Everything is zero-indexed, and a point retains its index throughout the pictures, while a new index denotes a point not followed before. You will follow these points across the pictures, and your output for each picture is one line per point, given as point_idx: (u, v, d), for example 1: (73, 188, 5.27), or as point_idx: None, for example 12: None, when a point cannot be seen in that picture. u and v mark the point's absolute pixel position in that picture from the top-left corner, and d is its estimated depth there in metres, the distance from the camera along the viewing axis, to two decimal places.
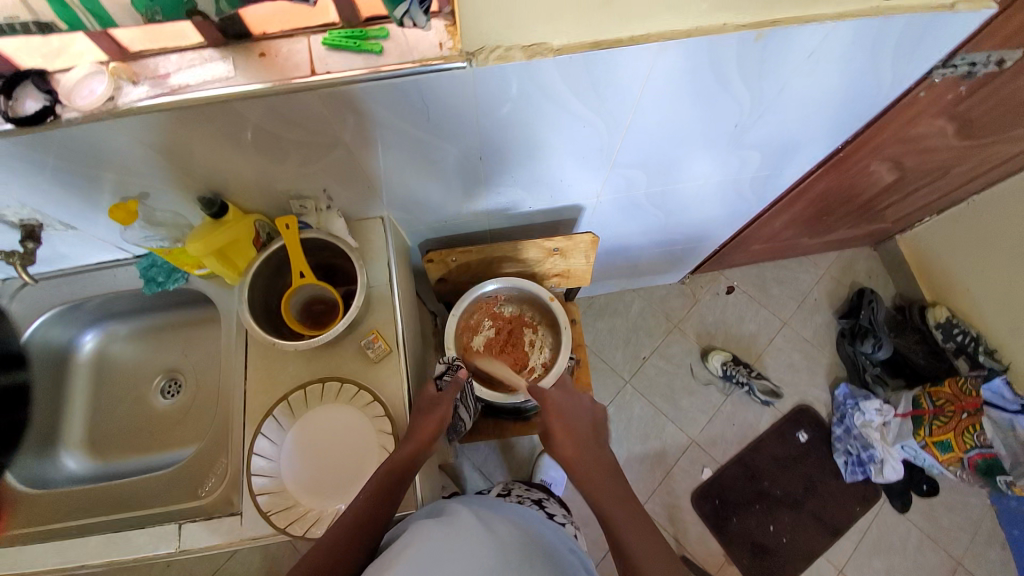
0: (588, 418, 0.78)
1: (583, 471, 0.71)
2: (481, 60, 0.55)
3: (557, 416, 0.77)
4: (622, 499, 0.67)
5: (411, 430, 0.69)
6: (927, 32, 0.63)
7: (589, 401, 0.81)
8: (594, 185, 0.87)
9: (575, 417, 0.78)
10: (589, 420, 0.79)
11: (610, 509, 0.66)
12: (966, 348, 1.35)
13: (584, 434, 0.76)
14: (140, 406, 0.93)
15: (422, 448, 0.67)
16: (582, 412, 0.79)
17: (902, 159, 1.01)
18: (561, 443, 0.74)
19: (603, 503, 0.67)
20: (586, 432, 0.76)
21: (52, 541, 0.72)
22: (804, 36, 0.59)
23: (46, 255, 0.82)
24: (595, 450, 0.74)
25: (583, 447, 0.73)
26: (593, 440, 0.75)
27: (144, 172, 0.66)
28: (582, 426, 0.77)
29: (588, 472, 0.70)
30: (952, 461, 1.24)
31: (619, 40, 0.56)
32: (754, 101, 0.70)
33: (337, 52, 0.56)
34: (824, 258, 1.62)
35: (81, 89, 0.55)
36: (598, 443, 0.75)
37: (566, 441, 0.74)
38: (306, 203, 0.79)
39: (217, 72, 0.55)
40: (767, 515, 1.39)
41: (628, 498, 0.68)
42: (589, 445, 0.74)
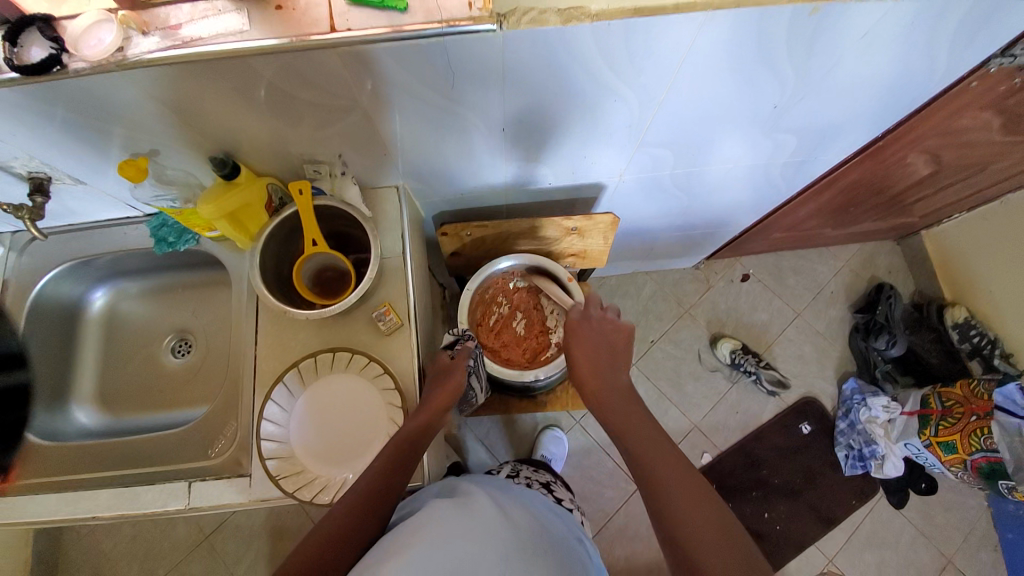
0: (610, 346, 0.76)
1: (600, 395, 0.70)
2: (512, 22, 0.51)
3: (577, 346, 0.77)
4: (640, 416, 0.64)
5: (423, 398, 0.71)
6: (993, 16, 0.58)
7: (618, 327, 0.79)
8: (618, 164, 0.84)
9: (597, 345, 0.76)
10: (612, 347, 0.76)
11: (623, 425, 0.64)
12: (980, 351, 1.33)
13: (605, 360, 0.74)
14: (150, 364, 0.94)
15: (437, 414, 0.69)
16: (602, 341, 0.77)
17: (942, 152, 0.96)
18: (582, 369, 0.74)
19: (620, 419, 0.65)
20: (605, 359, 0.74)
21: (65, 492, 0.73)
22: (861, 14, 0.55)
23: (55, 210, 0.81)
24: (614, 375, 0.72)
25: (604, 370, 0.72)
26: (613, 366, 0.73)
27: (155, 128, 0.64)
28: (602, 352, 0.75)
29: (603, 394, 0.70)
30: (955, 462, 1.24)
31: (663, 8, 0.51)
32: (797, 81, 0.66)
33: (358, 7, 0.52)
34: (845, 250, 1.58)
35: (87, 38, 0.51)
36: (619, 370, 0.73)
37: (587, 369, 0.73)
38: (321, 168, 0.76)
39: (230, 25, 0.52)
40: (763, 502, 1.40)
41: (640, 411, 0.65)
42: (608, 371, 0.72)
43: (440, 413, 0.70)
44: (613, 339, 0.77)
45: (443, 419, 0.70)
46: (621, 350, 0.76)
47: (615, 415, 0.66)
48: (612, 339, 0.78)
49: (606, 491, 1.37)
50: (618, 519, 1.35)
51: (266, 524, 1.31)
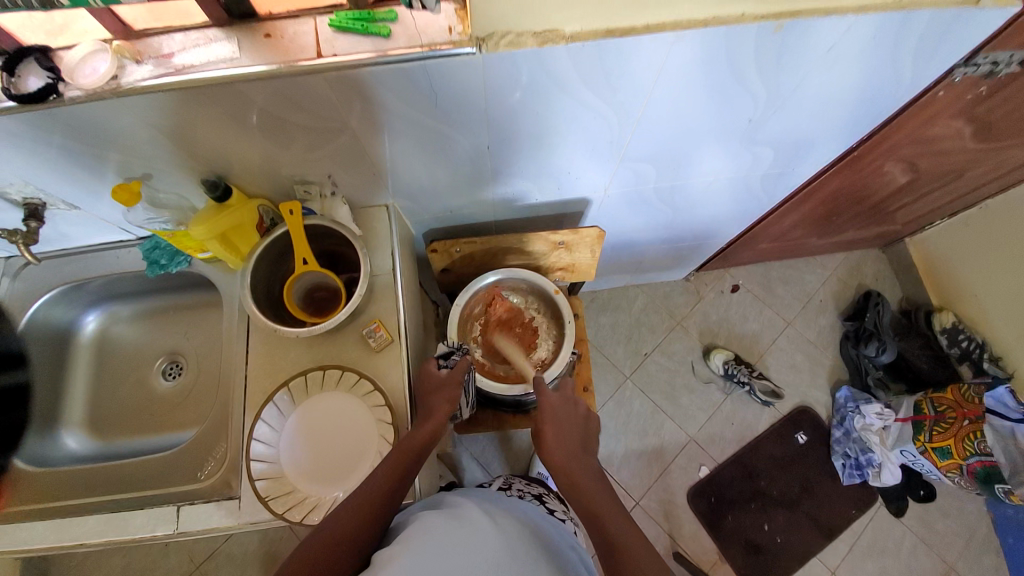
0: (580, 427, 0.76)
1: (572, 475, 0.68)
2: (491, 45, 0.54)
3: (548, 424, 0.74)
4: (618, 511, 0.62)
5: (427, 409, 0.71)
6: (950, 29, 0.61)
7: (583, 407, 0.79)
8: (602, 178, 0.86)
9: (569, 427, 0.75)
10: (581, 433, 0.75)
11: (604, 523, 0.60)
12: (970, 355, 1.35)
13: (573, 441, 0.73)
14: (140, 387, 0.93)
15: (441, 425, 0.69)
16: (574, 419, 0.76)
17: (918, 161, 0.99)
18: (551, 447, 0.71)
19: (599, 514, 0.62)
20: (576, 442, 0.73)
21: (52, 519, 0.72)
22: (823, 29, 0.58)
23: (49, 235, 0.82)
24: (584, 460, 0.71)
25: (573, 457, 0.70)
26: (581, 450, 0.72)
27: (149, 153, 0.66)
28: (573, 435, 0.74)
29: (578, 480, 0.67)
30: (951, 467, 1.24)
31: (634, 28, 0.54)
32: (770, 94, 0.69)
33: (344, 34, 0.55)
34: (832, 259, 1.61)
35: (84, 66, 0.54)
36: (587, 453, 0.72)
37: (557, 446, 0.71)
38: (310, 188, 0.78)
39: (220, 53, 0.54)
40: (763, 514, 1.39)
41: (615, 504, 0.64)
42: (579, 455, 0.71)
43: (443, 423, 0.69)
44: (583, 421, 0.77)
45: (444, 429, 0.69)
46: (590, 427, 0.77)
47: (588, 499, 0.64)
48: (581, 422, 0.77)
49: None
50: None
51: (259, 550, 1.29)
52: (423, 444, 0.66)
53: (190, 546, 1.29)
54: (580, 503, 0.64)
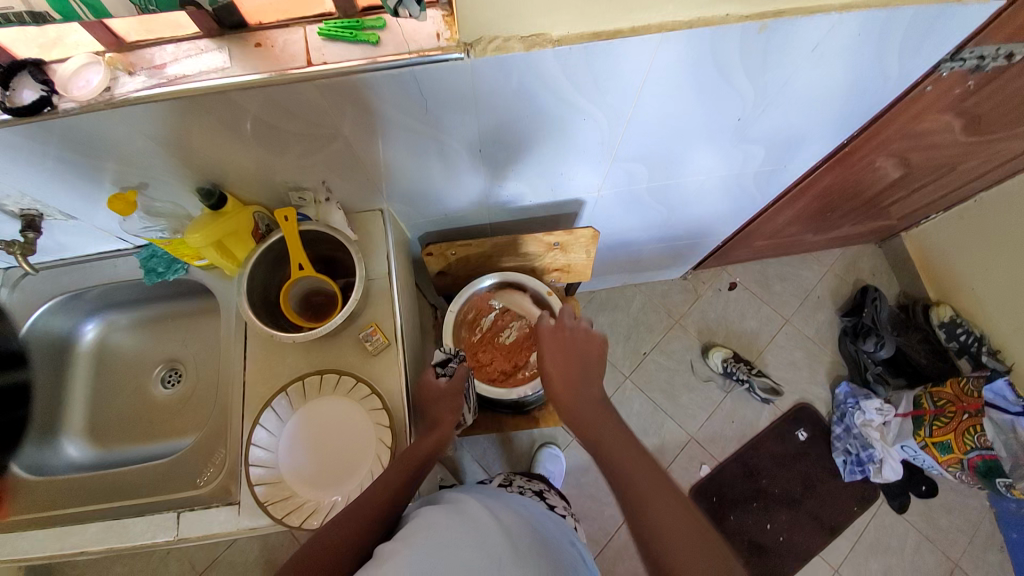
0: (581, 352, 0.75)
1: (573, 407, 0.69)
2: (478, 50, 0.54)
3: (549, 358, 0.74)
4: (621, 435, 0.63)
5: (432, 419, 0.74)
6: (934, 25, 0.61)
7: (586, 336, 0.76)
8: (595, 179, 0.86)
9: (571, 360, 0.74)
10: (584, 353, 0.74)
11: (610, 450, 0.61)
12: (968, 349, 1.35)
13: (574, 369, 0.73)
14: (140, 395, 0.94)
15: (447, 433, 0.72)
16: (573, 347, 0.75)
17: (909, 155, 1.00)
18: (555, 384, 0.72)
19: (602, 439, 0.64)
20: (578, 367, 0.73)
21: (53, 527, 0.73)
22: (808, 28, 0.58)
23: (47, 245, 0.83)
24: (585, 387, 0.71)
25: (576, 385, 0.71)
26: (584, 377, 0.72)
27: (144, 162, 0.66)
28: (574, 361, 0.74)
29: (583, 414, 0.68)
30: (952, 462, 1.23)
31: (619, 32, 0.55)
32: (758, 93, 0.69)
33: (333, 42, 0.55)
34: (829, 255, 1.61)
35: (76, 79, 0.54)
36: (590, 378, 0.72)
37: (560, 378, 0.72)
38: (305, 195, 0.78)
39: (213, 63, 0.55)
40: (765, 511, 1.39)
41: (620, 429, 0.65)
42: (581, 385, 0.71)
43: (449, 432, 0.72)
44: (586, 343, 0.75)
45: (450, 437, 0.72)
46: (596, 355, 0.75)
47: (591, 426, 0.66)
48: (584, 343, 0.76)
49: (606, 508, 1.36)
50: (619, 535, 1.33)
51: (261, 556, 1.29)
52: (429, 452, 0.68)
53: (192, 553, 1.30)
54: (585, 431, 0.66)
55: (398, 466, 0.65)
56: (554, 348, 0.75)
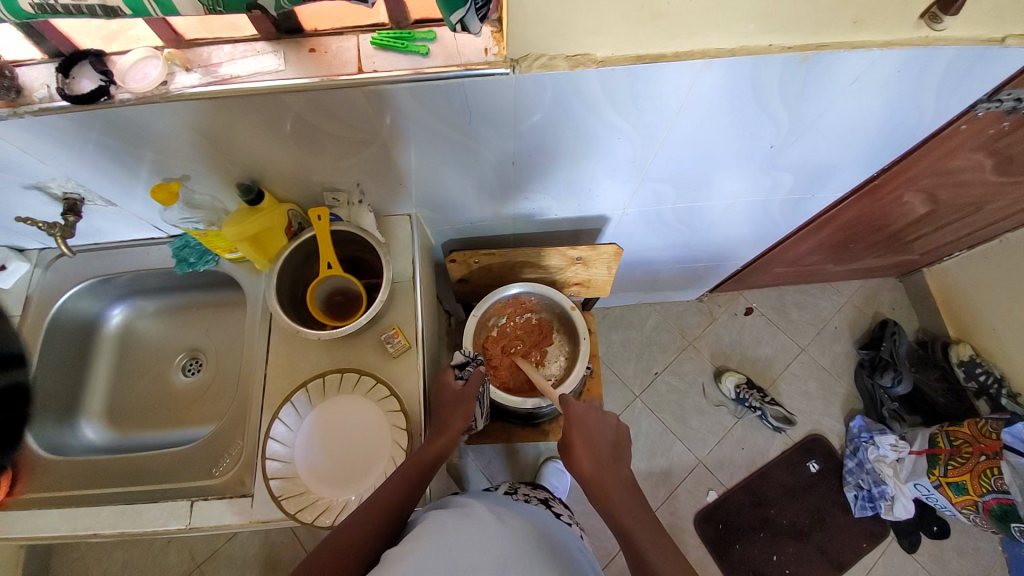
0: (610, 436, 0.73)
1: (606, 486, 0.66)
2: (524, 67, 0.56)
3: (578, 435, 0.72)
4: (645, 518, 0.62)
5: (442, 422, 0.72)
6: (973, 66, 0.62)
7: (612, 418, 0.75)
8: (621, 197, 0.87)
9: (597, 434, 0.72)
10: (610, 435, 0.73)
11: (642, 546, 0.58)
12: (988, 390, 1.32)
13: (605, 451, 0.71)
14: (159, 382, 0.95)
15: (456, 437, 0.69)
16: (602, 432, 0.73)
17: (937, 192, 1.00)
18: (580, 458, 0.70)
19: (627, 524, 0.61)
20: (607, 447, 0.71)
21: (67, 508, 0.74)
22: (847, 61, 0.59)
23: (84, 229, 0.85)
24: (615, 464, 0.69)
25: (604, 463, 0.69)
26: (612, 458, 0.70)
27: (187, 155, 0.68)
28: (601, 441, 0.72)
29: (606, 487, 0.66)
30: (966, 503, 1.20)
31: (663, 56, 0.56)
32: (792, 122, 0.70)
33: (383, 51, 0.57)
34: (848, 287, 1.60)
35: (135, 72, 0.56)
36: (619, 460, 0.70)
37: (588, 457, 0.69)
38: (338, 196, 0.80)
39: (267, 64, 0.57)
40: (771, 543, 1.36)
41: (653, 523, 0.61)
42: (613, 470, 0.68)
43: (457, 437, 0.69)
44: (614, 429, 0.74)
45: (459, 442, 0.70)
46: (621, 441, 0.73)
47: (620, 514, 0.62)
48: (613, 431, 0.74)
49: (609, 528, 1.34)
50: (619, 558, 1.31)
51: (261, 551, 1.29)
52: (436, 457, 0.67)
53: (193, 544, 1.30)
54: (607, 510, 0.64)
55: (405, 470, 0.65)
56: (580, 422, 0.73)
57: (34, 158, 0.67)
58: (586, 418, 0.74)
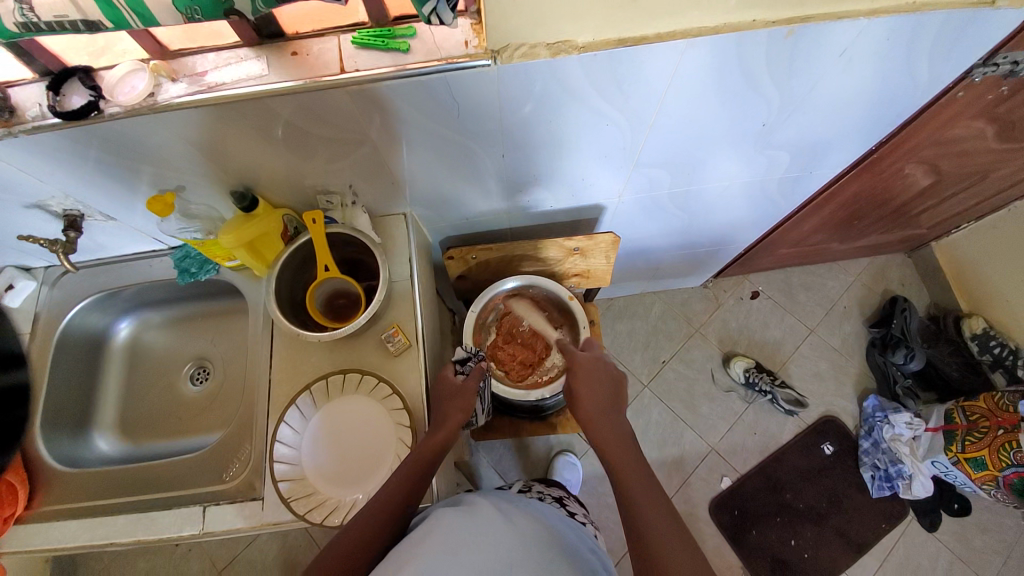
0: (611, 386, 0.74)
1: (603, 434, 0.68)
2: (505, 58, 0.55)
3: (581, 383, 0.74)
4: (648, 482, 0.61)
5: (439, 416, 0.71)
6: (965, 30, 0.60)
7: (615, 370, 0.76)
8: (616, 185, 0.86)
9: (599, 385, 0.74)
10: (615, 387, 0.75)
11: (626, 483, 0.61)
12: (1003, 362, 1.30)
13: (607, 403, 0.72)
14: (169, 392, 0.97)
15: (454, 432, 0.69)
16: (611, 387, 0.74)
17: (939, 162, 0.98)
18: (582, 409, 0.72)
19: (628, 485, 0.61)
20: (607, 397, 0.73)
21: (86, 518, 0.76)
22: (835, 33, 0.58)
23: (87, 245, 0.87)
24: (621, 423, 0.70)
25: (606, 416, 0.70)
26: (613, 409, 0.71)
27: (180, 165, 0.69)
28: (603, 394, 0.73)
29: (605, 436, 0.68)
30: (986, 479, 1.18)
31: (645, 38, 0.55)
32: (783, 99, 0.69)
33: (365, 50, 0.57)
34: (855, 265, 1.57)
35: (123, 85, 0.57)
36: (622, 413, 0.71)
37: (588, 409, 0.71)
38: (332, 198, 0.80)
39: (251, 70, 0.57)
40: (788, 527, 1.35)
41: (650, 482, 0.61)
42: (612, 416, 0.70)
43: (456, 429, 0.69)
44: (615, 378, 0.75)
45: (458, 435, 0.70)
46: (621, 390, 0.74)
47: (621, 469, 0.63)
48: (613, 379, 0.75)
49: None
50: None
51: (280, 554, 1.31)
52: (439, 449, 0.67)
53: (213, 550, 1.32)
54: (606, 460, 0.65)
55: (408, 465, 0.65)
56: (584, 376, 0.75)
57: (34, 178, 0.68)
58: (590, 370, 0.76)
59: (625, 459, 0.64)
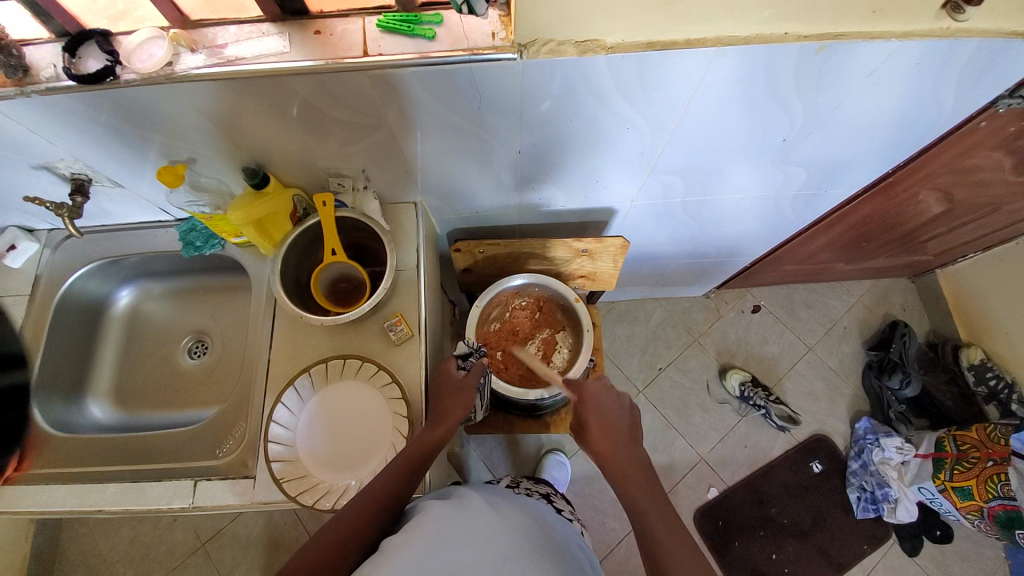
0: (624, 418, 0.72)
1: (617, 463, 0.66)
2: (532, 52, 0.55)
3: (594, 413, 0.73)
4: (665, 514, 0.58)
5: (439, 410, 0.71)
6: (995, 60, 0.60)
7: (627, 399, 0.75)
8: (629, 189, 0.86)
9: (612, 414, 0.72)
10: (626, 418, 0.73)
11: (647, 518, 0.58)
12: (998, 395, 1.30)
13: (619, 432, 0.70)
14: (165, 363, 0.96)
15: (452, 427, 0.69)
16: (621, 417, 0.72)
17: (954, 191, 0.97)
18: (594, 438, 0.70)
19: (645, 517, 0.58)
20: (621, 425, 0.71)
21: (75, 484, 0.75)
22: (865, 53, 0.57)
23: (92, 210, 0.86)
24: (635, 453, 0.67)
25: (617, 443, 0.68)
26: (629, 438, 0.70)
27: (192, 137, 0.68)
28: (617, 423, 0.71)
29: (620, 466, 0.65)
30: (971, 509, 1.19)
31: (674, 43, 0.55)
32: (806, 115, 0.68)
33: (390, 34, 0.56)
34: (858, 286, 1.57)
35: (141, 52, 0.56)
36: (635, 443, 0.69)
37: (602, 436, 0.70)
38: (344, 181, 0.80)
39: (272, 46, 0.56)
40: (771, 541, 1.36)
41: (671, 516, 0.58)
42: (627, 446, 0.68)
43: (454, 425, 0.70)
44: (626, 409, 0.74)
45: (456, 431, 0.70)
46: (635, 422, 0.73)
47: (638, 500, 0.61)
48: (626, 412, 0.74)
49: (608, 521, 1.34)
50: (619, 550, 1.31)
51: (264, 532, 1.31)
52: (437, 442, 0.67)
53: (198, 523, 1.32)
54: (624, 495, 0.62)
55: (406, 454, 0.65)
56: (594, 405, 0.73)
57: (43, 139, 0.67)
58: (602, 399, 0.74)
59: (642, 493, 0.61)
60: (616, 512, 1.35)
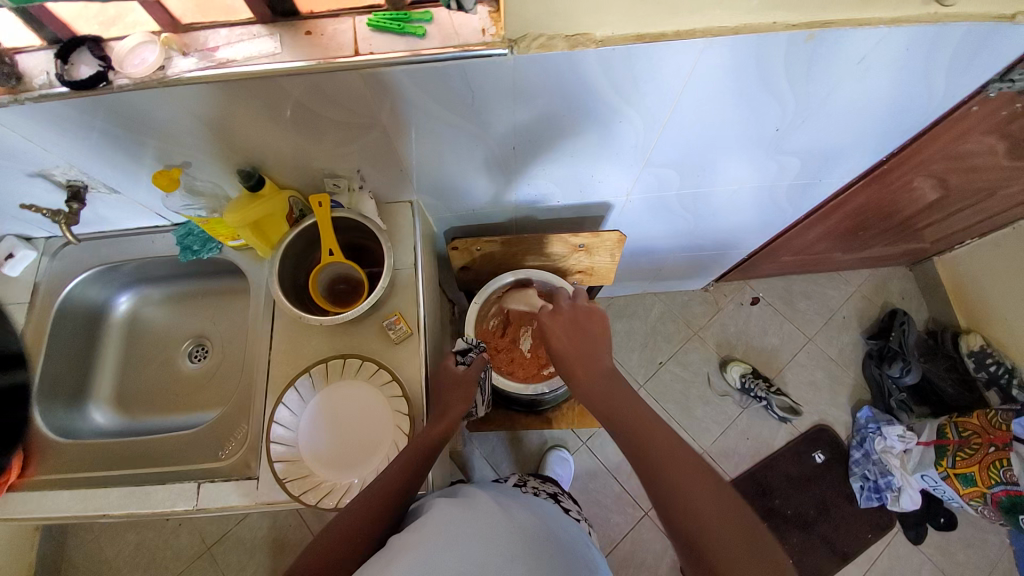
0: (591, 331, 0.69)
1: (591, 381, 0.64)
2: (522, 47, 0.54)
3: (560, 338, 0.69)
4: (648, 421, 0.57)
5: (441, 406, 0.71)
6: (985, 44, 0.60)
7: (593, 308, 0.72)
8: (624, 183, 0.86)
9: (579, 332, 0.69)
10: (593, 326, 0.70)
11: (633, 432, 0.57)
12: (998, 380, 1.30)
13: (588, 347, 0.67)
14: (166, 368, 0.97)
15: (455, 422, 0.70)
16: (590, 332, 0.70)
17: (948, 177, 0.97)
18: (566, 362, 0.67)
19: (630, 433, 0.57)
20: (587, 338, 0.68)
21: (79, 489, 0.76)
22: (854, 40, 0.57)
23: (89, 217, 0.86)
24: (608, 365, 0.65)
25: (587, 359, 0.66)
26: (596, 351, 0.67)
27: (186, 141, 0.69)
28: (583, 338, 0.68)
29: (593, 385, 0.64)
30: (974, 495, 1.19)
31: (664, 34, 0.55)
32: (798, 104, 0.68)
33: (381, 33, 0.56)
34: (856, 276, 1.57)
35: (133, 57, 0.57)
36: (604, 352, 0.67)
37: (572, 361, 0.66)
38: (339, 181, 0.80)
39: (264, 48, 0.57)
40: (775, 532, 1.36)
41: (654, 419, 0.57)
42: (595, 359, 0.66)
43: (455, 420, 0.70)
44: (593, 321, 0.70)
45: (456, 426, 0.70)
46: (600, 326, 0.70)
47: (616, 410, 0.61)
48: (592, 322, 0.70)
49: (612, 516, 1.35)
50: (623, 545, 1.32)
51: (270, 534, 1.32)
52: (438, 439, 0.67)
53: (203, 527, 1.33)
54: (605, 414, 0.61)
55: (409, 451, 0.65)
56: (561, 330, 0.70)
57: (38, 146, 0.68)
58: (567, 321, 0.70)
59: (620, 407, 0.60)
60: (620, 506, 1.35)
